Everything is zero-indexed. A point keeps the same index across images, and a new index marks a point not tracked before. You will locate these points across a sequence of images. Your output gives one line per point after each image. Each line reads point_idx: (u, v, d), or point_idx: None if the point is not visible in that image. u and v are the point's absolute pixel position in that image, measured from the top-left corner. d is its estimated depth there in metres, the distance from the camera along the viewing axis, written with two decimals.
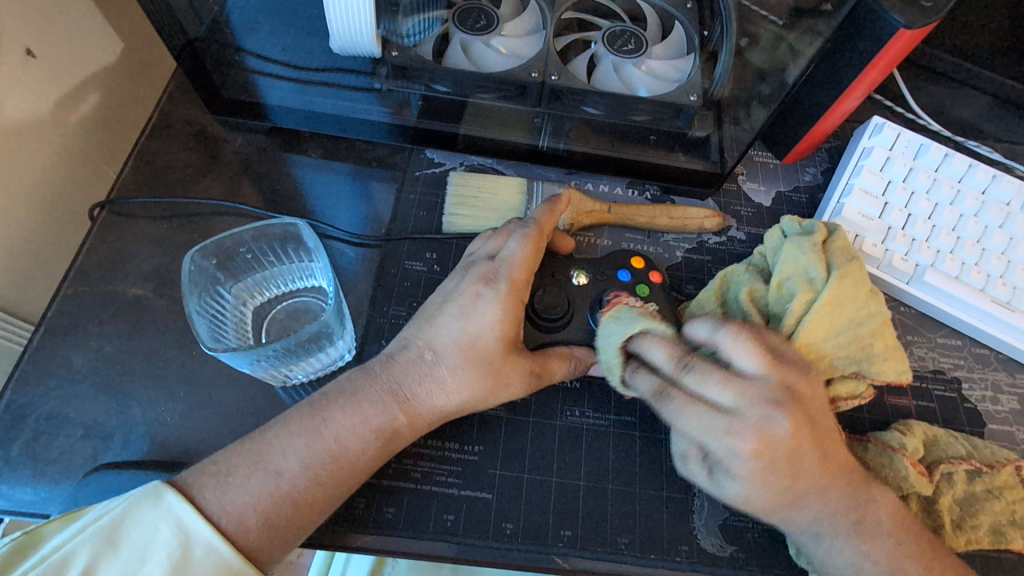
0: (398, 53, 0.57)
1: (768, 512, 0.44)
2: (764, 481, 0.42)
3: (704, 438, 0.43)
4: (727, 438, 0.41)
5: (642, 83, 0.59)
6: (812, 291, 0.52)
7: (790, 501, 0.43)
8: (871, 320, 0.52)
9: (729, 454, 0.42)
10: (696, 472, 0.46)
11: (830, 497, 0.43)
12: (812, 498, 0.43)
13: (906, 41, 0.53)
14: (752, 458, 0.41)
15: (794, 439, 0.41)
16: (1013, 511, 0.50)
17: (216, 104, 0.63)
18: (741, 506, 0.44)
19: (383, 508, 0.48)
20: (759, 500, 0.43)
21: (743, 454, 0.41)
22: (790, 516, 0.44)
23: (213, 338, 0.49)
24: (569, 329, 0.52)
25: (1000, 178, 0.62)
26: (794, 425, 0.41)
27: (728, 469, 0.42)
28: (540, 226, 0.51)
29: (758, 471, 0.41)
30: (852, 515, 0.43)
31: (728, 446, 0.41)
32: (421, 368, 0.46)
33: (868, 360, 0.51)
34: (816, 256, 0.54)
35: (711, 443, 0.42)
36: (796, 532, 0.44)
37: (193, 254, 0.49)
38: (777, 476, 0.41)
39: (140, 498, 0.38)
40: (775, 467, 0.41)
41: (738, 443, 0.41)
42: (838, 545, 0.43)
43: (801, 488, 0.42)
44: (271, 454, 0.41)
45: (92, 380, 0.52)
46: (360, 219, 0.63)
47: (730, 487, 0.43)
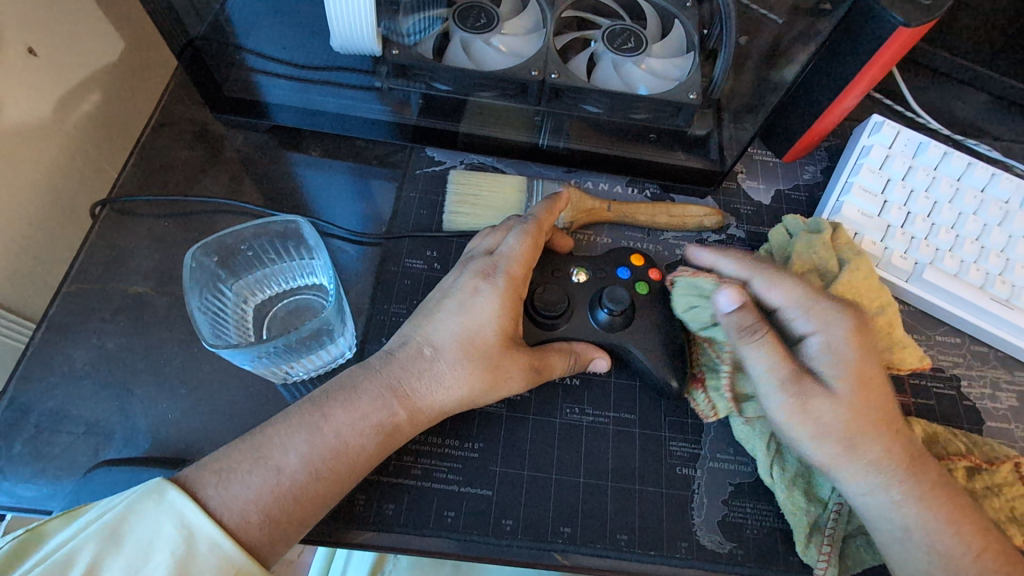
0: (398, 51, 0.57)
1: (854, 440, 0.45)
2: (858, 363, 0.46)
3: (805, 318, 0.48)
4: (830, 313, 0.48)
5: (642, 80, 0.60)
6: (823, 284, 0.55)
7: (870, 424, 0.45)
8: (885, 312, 0.54)
9: (829, 330, 0.47)
10: (789, 390, 0.46)
11: (899, 442, 0.46)
12: (886, 436, 0.46)
13: (903, 39, 0.53)
14: (852, 322, 0.47)
15: (869, 322, 0.49)
16: (1012, 508, 0.50)
17: (218, 100, 0.63)
18: (828, 415, 0.45)
19: (383, 505, 0.48)
20: (848, 400, 0.45)
21: (844, 322, 0.47)
22: (872, 452, 0.45)
23: (215, 335, 0.49)
24: (569, 325, 0.52)
25: (998, 176, 0.62)
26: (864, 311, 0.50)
27: (831, 351, 0.47)
28: (540, 223, 0.51)
29: (855, 343, 0.47)
30: (927, 475, 0.45)
31: (829, 317, 0.48)
32: (420, 364, 0.46)
33: (889, 347, 0.53)
34: (827, 252, 0.55)
35: (807, 317, 0.48)
36: (871, 487, 0.45)
37: (195, 251, 0.49)
38: (860, 364, 0.46)
39: (142, 494, 0.38)
40: (862, 348, 0.47)
41: (841, 317, 0.48)
42: (915, 506, 0.44)
43: (880, 405, 0.46)
44: (271, 450, 0.41)
45: (94, 377, 0.53)
46: (361, 217, 0.63)
47: (832, 379, 0.46)
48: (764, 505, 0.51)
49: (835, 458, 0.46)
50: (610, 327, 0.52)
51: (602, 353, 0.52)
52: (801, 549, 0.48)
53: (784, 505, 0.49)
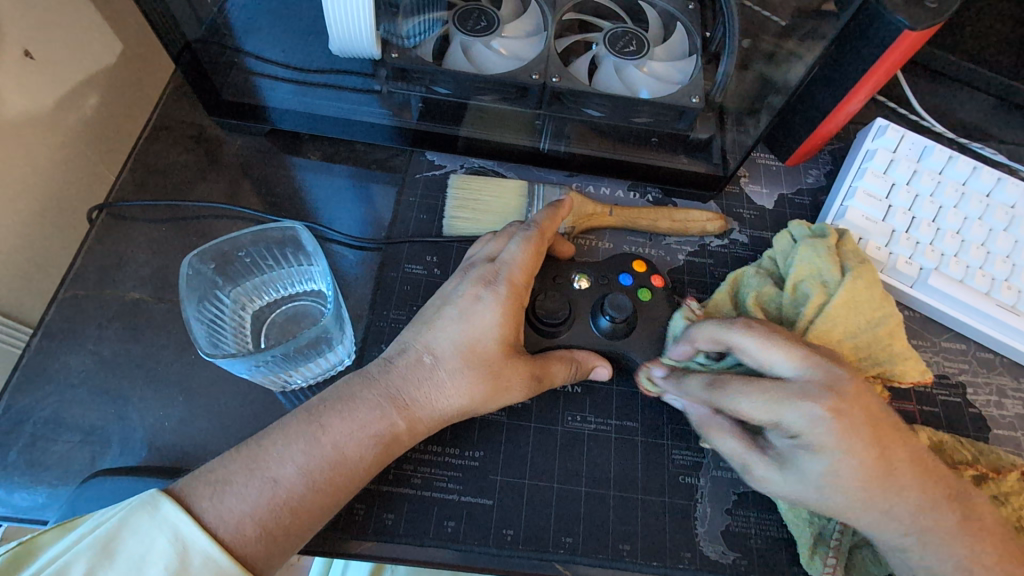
0: (398, 54, 0.56)
1: (862, 505, 0.42)
2: (853, 450, 0.41)
3: (779, 415, 0.41)
4: (802, 406, 0.41)
5: (643, 84, 0.59)
6: (825, 292, 0.53)
7: (883, 486, 0.42)
8: (887, 322, 0.53)
9: (807, 421, 0.41)
10: (768, 476, 0.44)
11: (929, 486, 0.42)
12: (904, 489, 0.42)
13: (910, 42, 0.53)
14: (832, 418, 0.40)
15: (862, 399, 0.42)
16: (1020, 519, 0.49)
17: (215, 105, 0.62)
18: (821, 501, 0.42)
19: (383, 514, 0.48)
20: (847, 485, 0.41)
21: (821, 418, 0.40)
22: (885, 510, 0.42)
23: (211, 344, 0.48)
24: (569, 332, 0.52)
25: (1004, 180, 0.61)
26: (855, 385, 0.42)
27: (810, 443, 0.41)
28: (542, 230, 0.51)
29: (841, 436, 0.40)
30: (954, 511, 0.42)
31: (804, 410, 0.41)
32: (421, 372, 0.45)
33: (889, 359, 0.53)
34: (830, 258, 0.54)
35: (785, 418, 0.41)
36: (899, 537, 0.42)
37: (191, 258, 0.48)
38: (868, 442, 0.41)
39: (137, 506, 0.37)
40: (857, 427, 0.41)
41: (807, 408, 0.41)
42: (943, 550, 0.42)
43: (892, 465, 0.42)
44: (268, 461, 0.41)
45: (90, 385, 0.52)
46: (361, 222, 0.63)
47: (818, 470, 0.41)
48: (768, 514, 0.50)
49: (846, 519, 0.43)
50: (612, 335, 0.52)
51: (603, 361, 0.51)
52: (806, 560, 0.47)
53: (787, 517, 0.48)
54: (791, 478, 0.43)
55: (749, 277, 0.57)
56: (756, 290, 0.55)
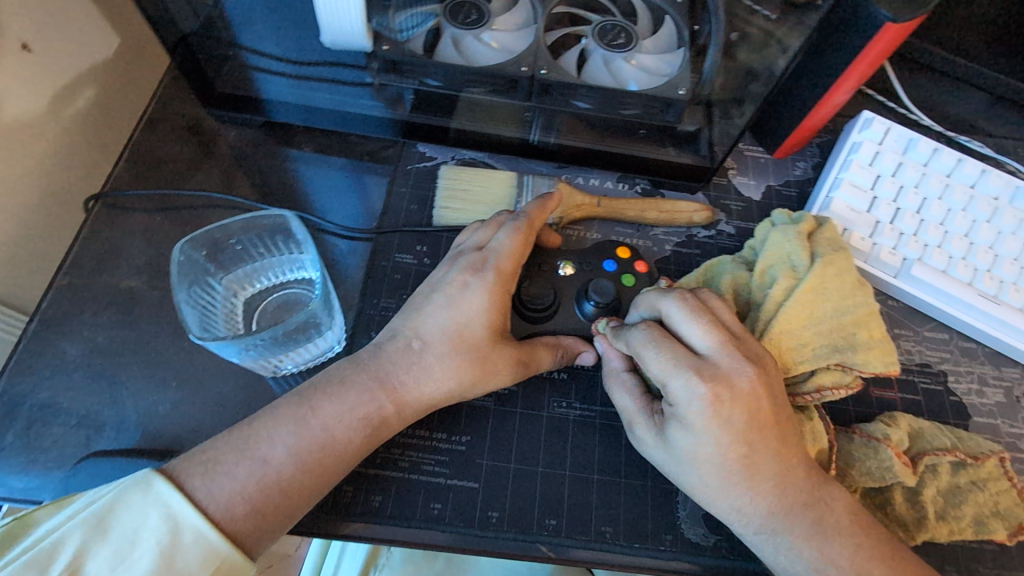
0: (389, 47, 0.58)
1: (720, 492, 0.45)
2: (721, 437, 0.43)
3: (666, 379, 0.44)
4: (689, 380, 0.43)
5: (632, 77, 0.60)
6: (794, 277, 0.53)
7: (744, 479, 0.44)
8: (854, 311, 0.52)
9: (687, 395, 0.43)
10: (646, 435, 0.47)
11: (792, 486, 0.44)
12: (763, 490, 0.44)
13: (893, 33, 0.54)
14: (705, 402, 0.42)
15: (745, 396, 0.43)
16: (996, 503, 0.51)
17: (209, 96, 0.63)
18: (687, 468, 0.45)
19: (371, 496, 0.49)
20: (709, 462, 0.44)
21: (700, 397, 0.42)
22: (739, 501, 0.44)
23: (203, 328, 0.49)
24: (556, 319, 0.52)
25: (988, 172, 0.62)
26: (748, 382, 0.43)
27: (683, 419, 0.44)
28: (530, 220, 0.51)
29: (711, 421, 0.43)
30: (810, 515, 0.44)
31: (687, 386, 0.43)
32: (409, 356, 0.46)
33: (851, 347, 0.51)
34: (801, 243, 0.55)
35: (672, 385, 0.44)
36: (751, 530, 0.45)
37: (183, 245, 0.49)
38: (740, 434, 0.43)
39: (130, 485, 0.39)
40: (732, 419, 0.43)
41: (693, 387, 0.43)
42: (796, 550, 0.44)
43: (756, 462, 0.44)
44: (258, 442, 0.42)
45: (86, 371, 0.53)
46: (354, 212, 0.64)
47: (684, 442, 0.44)
48: None
49: (707, 501, 0.46)
50: (597, 319, 0.53)
51: (589, 346, 0.52)
52: None
53: None
54: (663, 439, 0.46)
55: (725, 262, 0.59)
56: (731, 274, 0.57)
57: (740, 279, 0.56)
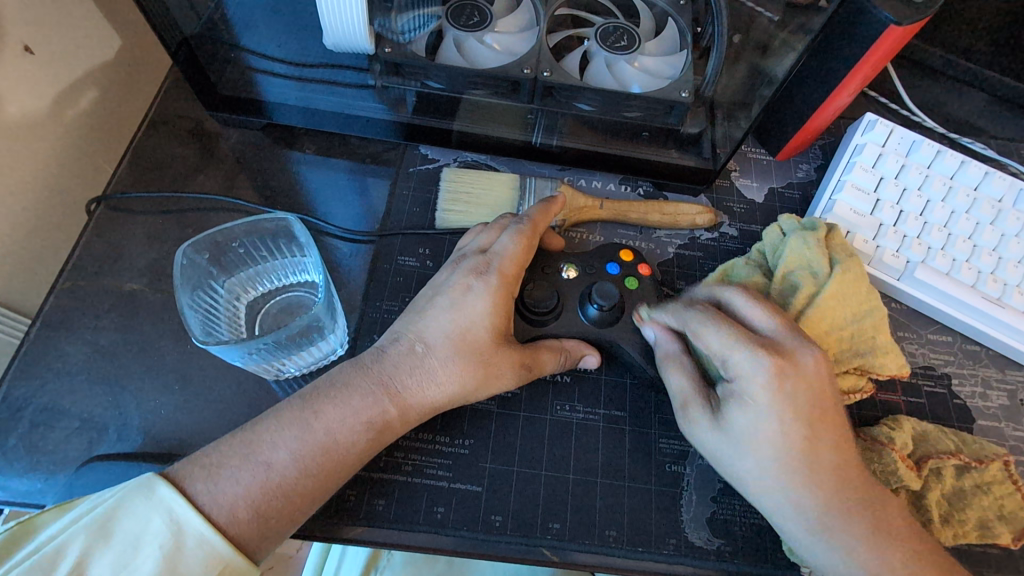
0: (391, 49, 0.57)
1: (777, 482, 0.44)
2: (782, 414, 0.43)
3: (731, 353, 0.45)
4: (752, 354, 0.44)
5: (635, 79, 0.60)
6: (815, 284, 0.54)
7: (803, 468, 0.43)
8: (872, 316, 0.54)
9: (750, 368, 0.44)
10: (700, 418, 0.47)
11: (850, 486, 0.44)
12: (821, 482, 0.43)
13: (897, 36, 0.53)
14: (771, 375, 0.43)
15: (812, 376, 0.44)
16: (1000, 507, 0.51)
17: (209, 97, 0.63)
18: (744, 451, 0.44)
19: (373, 500, 0.49)
20: (769, 444, 0.43)
21: (763, 369, 0.43)
22: (793, 492, 0.44)
23: (206, 332, 0.49)
24: (557, 323, 0.52)
25: (991, 174, 0.62)
26: (816, 364, 0.44)
27: (744, 393, 0.44)
28: (535, 225, 0.51)
29: (777, 398, 0.43)
30: (867, 516, 0.43)
31: (752, 359, 0.44)
32: (411, 360, 0.46)
33: (872, 351, 0.53)
34: (820, 250, 0.55)
35: (734, 358, 0.45)
36: (802, 528, 0.44)
37: (186, 248, 0.49)
38: (800, 416, 0.43)
39: (132, 489, 0.39)
40: (794, 397, 0.43)
41: (758, 360, 0.43)
42: (851, 552, 0.42)
43: (818, 450, 0.43)
44: (261, 445, 0.42)
45: (88, 374, 0.53)
46: (356, 215, 0.64)
47: (742, 420, 0.44)
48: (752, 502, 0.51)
49: (757, 490, 0.45)
50: (600, 322, 0.52)
51: (592, 349, 0.52)
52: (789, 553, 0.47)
53: None
54: (719, 422, 0.45)
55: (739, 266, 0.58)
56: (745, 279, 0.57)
57: (758, 284, 0.56)
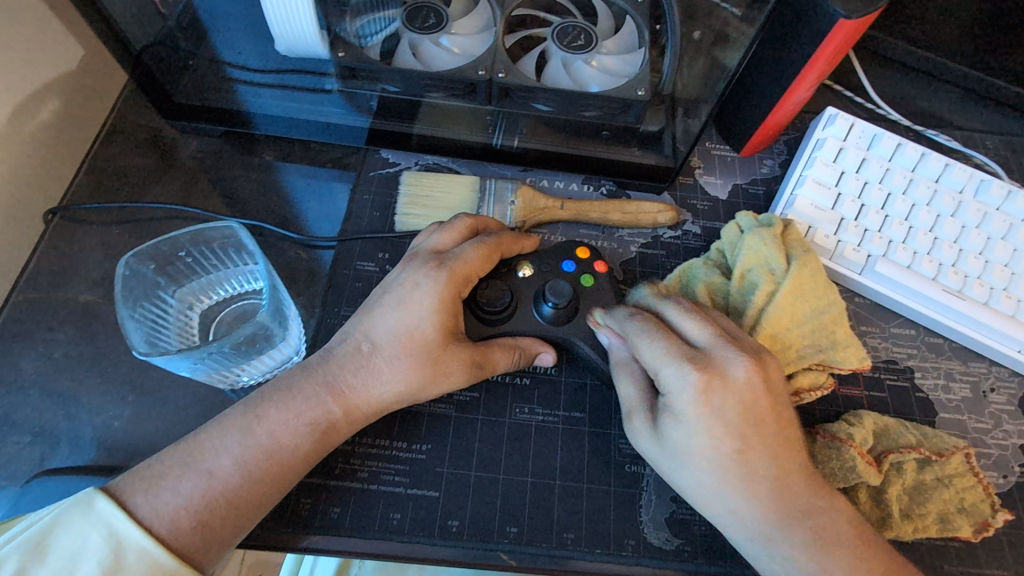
0: (345, 53, 0.57)
1: (715, 494, 0.43)
2: (713, 429, 0.42)
3: (659, 369, 0.44)
4: (680, 369, 0.43)
5: (593, 79, 0.59)
6: (773, 281, 0.54)
7: (741, 478, 0.43)
8: (831, 309, 0.54)
9: (678, 383, 0.43)
10: (643, 429, 0.46)
11: (789, 492, 0.43)
12: (759, 492, 0.43)
13: (848, 30, 0.53)
14: (699, 390, 0.42)
15: (745, 390, 0.42)
16: (960, 500, 0.51)
17: (167, 107, 0.63)
18: (684, 463, 0.44)
19: (329, 508, 0.48)
20: (706, 458, 0.43)
21: (690, 384, 0.42)
22: (732, 503, 0.43)
23: (152, 343, 0.49)
24: (514, 319, 0.52)
25: (952, 166, 0.62)
26: (750, 376, 0.42)
27: (675, 408, 0.43)
28: (500, 240, 0.52)
29: (706, 415, 0.42)
30: (806, 522, 0.43)
31: (680, 375, 0.42)
32: (358, 359, 0.46)
33: (830, 344, 0.54)
34: (777, 247, 0.55)
35: (663, 373, 0.44)
36: (744, 533, 0.43)
37: (129, 258, 0.48)
38: (733, 428, 0.42)
39: (71, 506, 0.38)
40: (724, 411, 0.42)
41: (684, 375, 0.42)
42: (790, 558, 0.42)
43: (752, 462, 0.42)
44: (204, 454, 0.41)
45: (41, 387, 0.53)
46: (317, 221, 0.64)
47: (676, 434, 0.43)
48: None
49: (701, 500, 0.44)
50: (556, 321, 0.52)
51: (547, 346, 0.52)
52: None
53: None
54: (658, 434, 0.45)
55: (698, 270, 0.58)
56: (705, 280, 0.57)
57: (716, 284, 0.56)
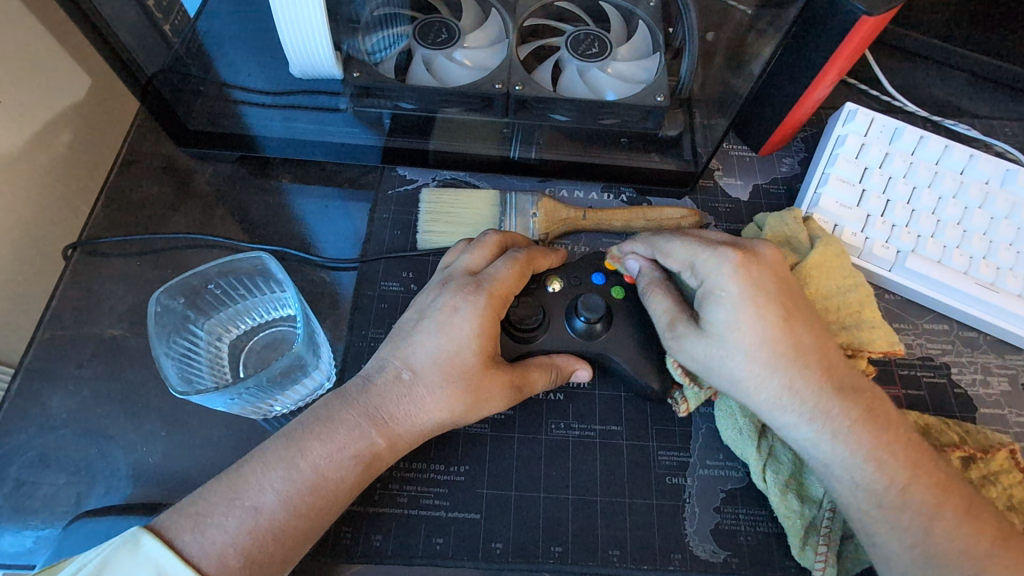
0: (359, 72, 0.56)
1: (765, 372, 0.45)
2: (759, 304, 0.45)
3: (695, 257, 0.48)
4: (716, 252, 0.47)
5: (609, 86, 0.59)
6: (797, 256, 0.56)
7: (790, 360, 0.44)
8: (858, 290, 0.54)
9: (720, 264, 0.46)
10: (688, 332, 0.47)
11: (833, 374, 0.45)
12: (807, 367, 0.45)
13: (870, 26, 0.53)
14: (740, 265, 0.45)
15: (773, 266, 0.47)
16: (1011, 497, 0.49)
17: (181, 135, 0.62)
18: (735, 352, 0.45)
19: (371, 536, 0.48)
20: (758, 338, 0.45)
21: (731, 261, 0.46)
22: (786, 382, 0.44)
23: (185, 379, 0.48)
24: (547, 336, 0.51)
25: (977, 157, 0.61)
26: (773, 254, 0.48)
27: (716, 291, 0.46)
28: (531, 255, 0.51)
29: (747, 284, 0.45)
30: (856, 400, 0.45)
31: (720, 256, 0.46)
32: (398, 388, 0.45)
33: (857, 324, 0.54)
34: (800, 226, 0.57)
35: (701, 262, 0.47)
36: (797, 417, 0.45)
37: (160, 294, 0.48)
38: (777, 304, 0.45)
39: (118, 547, 0.38)
40: (765, 286, 0.45)
41: (726, 254, 0.46)
42: (844, 433, 0.44)
43: (799, 336, 0.45)
44: (247, 489, 0.41)
45: (73, 426, 0.52)
46: (339, 243, 0.63)
47: (723, 316, 0.45)
48: (757, 510, 0.50)
49: (751, 387, 0.45)
50: (589, 335, 0.51)
51: (583, 363, 0.52)
52: (797, 552, 0.47)
53: (779, 510, 0.48)
54: (704, 329, 0.46)
55: None
56: None
57: None
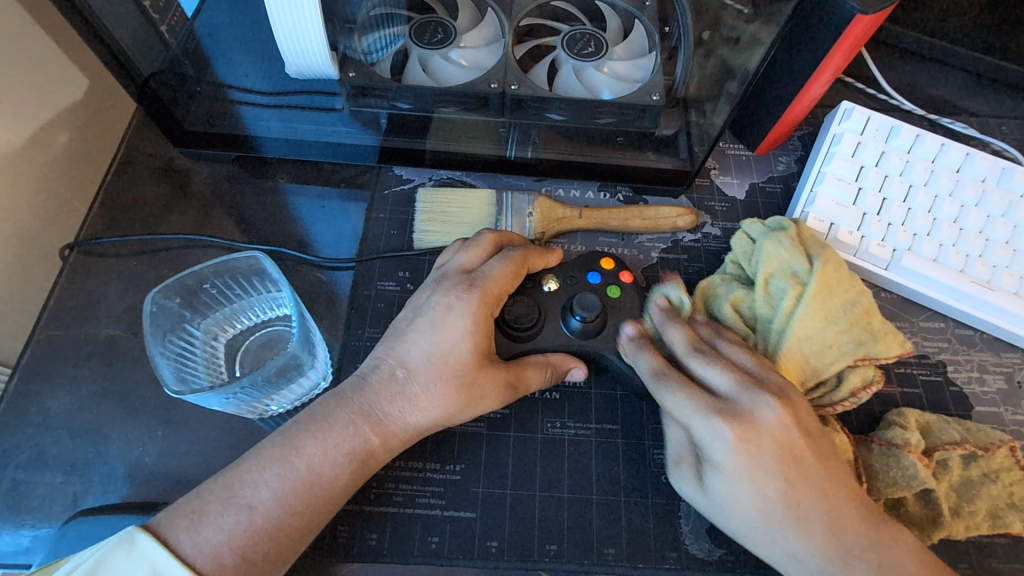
0: (355, 73, 0.56)
1: (767, 535, 0.42)
2: (755, 478, 0.41)
3: (688, 421, 0.44)
4: (709, 421, 0.42)
5: (605, 86, 0.59)
6: (798, 282, 0.53)
7: (796, 526, 0.41)
8: (861, 303, 0.53)
9: (712, 440, 0.42)
10: (691, 478, 0.46)
11: (845, 530, 0.41)
12: (818, 531, 0.41)
13: (865, 25, 0.52)
14: (732, 445, 0.41)
15: (775, 434, 0.42)
16: (1010, 495, 0.50)
17: (180, 137, 0.62)
18: (732, 515, 0.43)
19: (366, 535, 0.48)
20: (753, 510, 0.42)
21: (725, 439, 0.41)
22: (792, 548, 0.42)
23: (181, 379, 0.48)
24: (542, 336, 0.51)
25: (973, 155, 0.61)
26: (778, 418, 0.42)
27: (713, 461, 0.43)
28: (524, 254, 0.51)
29: (742, 461, 0.41)
30: (875, 559, 0.41)
31: (711, 427, 0.42)
32: (394, 386, 0.45)
33: (869, 337, 0.52)
34: (795, 248, 0.54)
35: (694, 428, 0.43)
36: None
37: (155, 294, 0.48)
38: (775, 474, 0.41)
39: (114, 545, 0.38)
40: (763, 459, 0.41)
41: (716, 427, 0.42)
42: None
43: (805, 504, 0.41)
44: (243, 488, 0.41)
45: (69, 426, 0.52)
46: (336, 243, 0.63)
47: (719, 486, 0.43)
48: None
49: (754, 544, 0.43)
50: (584, 334, 0.51)
51: (579, 362, 0.52)
52: None
53: None
54: (704, 486, 0.44)
55: (721, 288, 0.56)
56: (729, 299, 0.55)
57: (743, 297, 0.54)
